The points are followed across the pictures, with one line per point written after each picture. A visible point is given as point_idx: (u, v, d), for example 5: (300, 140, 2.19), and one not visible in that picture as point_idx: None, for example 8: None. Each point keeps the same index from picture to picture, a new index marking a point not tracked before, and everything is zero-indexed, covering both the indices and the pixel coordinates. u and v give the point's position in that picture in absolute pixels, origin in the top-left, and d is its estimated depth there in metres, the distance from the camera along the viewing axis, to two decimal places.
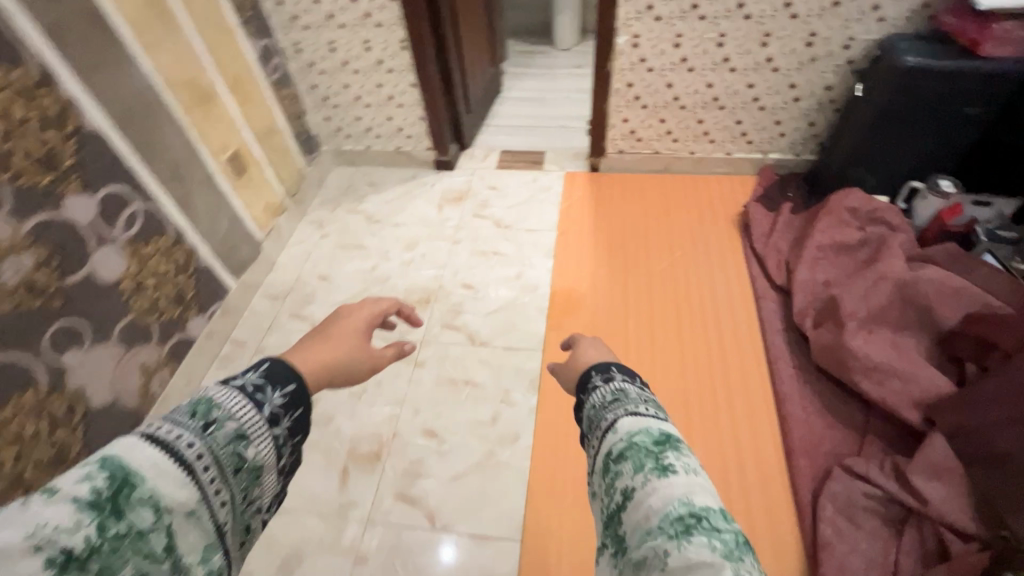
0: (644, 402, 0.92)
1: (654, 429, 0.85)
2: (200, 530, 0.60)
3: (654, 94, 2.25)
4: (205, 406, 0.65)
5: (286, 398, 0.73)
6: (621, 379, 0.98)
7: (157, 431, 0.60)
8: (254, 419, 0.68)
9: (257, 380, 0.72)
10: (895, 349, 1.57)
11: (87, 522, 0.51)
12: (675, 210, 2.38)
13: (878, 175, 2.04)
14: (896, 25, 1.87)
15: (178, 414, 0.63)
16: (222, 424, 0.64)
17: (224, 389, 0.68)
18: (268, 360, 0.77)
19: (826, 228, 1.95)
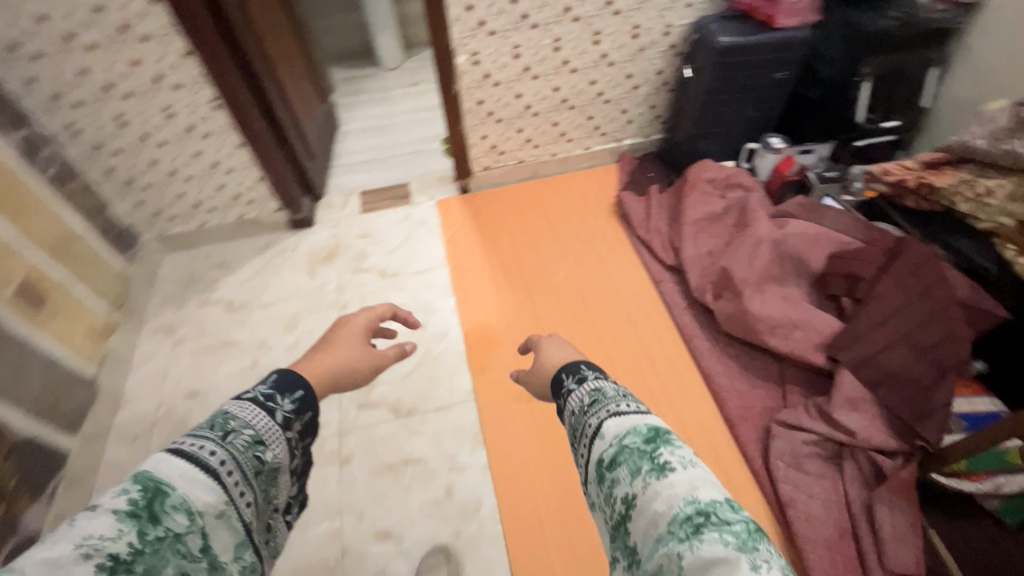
0: (623, 397, 0.83)
1: (642, 426, 0.76)
2: (229, 530, 0.68)
3: (505, 106, 2.21)
4: (221, 418, 0.73)
5: (294, 403, 0.82)
6: (595, 377, 0.90)
7: (182, 444, 0.67)
8: (268, 425, 0.77)
9: (266, 391, 0.81)
10: (786, 301, 1.72)
11: (128, 529, 0.58)
12: (554, 214, 2.38)
13: (719, 141, 2.26)
14: (701, 8, 2.04)
15: (199, 428, 0.70)
16: (239, 432, 0.72)
17: (240, 403, 0.76)
18: (275, 372, 0.87)
19: (695, 202, 2.09)
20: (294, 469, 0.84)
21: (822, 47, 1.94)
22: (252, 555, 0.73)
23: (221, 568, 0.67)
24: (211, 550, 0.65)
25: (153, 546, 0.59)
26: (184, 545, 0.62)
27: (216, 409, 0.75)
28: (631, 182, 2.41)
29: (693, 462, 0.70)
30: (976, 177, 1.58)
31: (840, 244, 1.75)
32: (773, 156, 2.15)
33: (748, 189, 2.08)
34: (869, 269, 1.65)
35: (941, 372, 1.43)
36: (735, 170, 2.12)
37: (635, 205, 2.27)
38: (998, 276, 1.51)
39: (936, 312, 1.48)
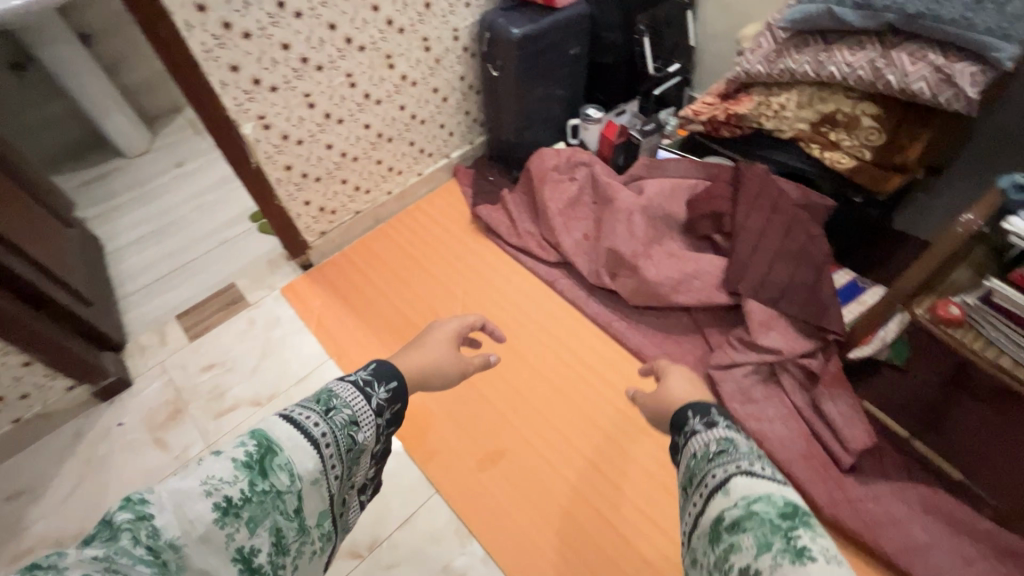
0: (752, 457, 0.96)
1: (776, 499, 0.85)
2: (317, 496, 0.82)
3: (319, 162, 1.91)
4: (325, 398, 0.91)
5: (388, 393, 1.00)
6: (723, 427, 1.05)
7: (294, 414, 0.84)
8: (363, 410, 0.94)
9: (367, 378, 0.99)
10: (673, 256, 1.79)
11: (242, 477, 0.72)
12: (420, 256, 2.16)
13: (541, 127, 2.27)
14: (478, 6, 1.99)
15: (307, 401, 0.87)
16: (338, 411, 0.89)
17: (343, 386, 0.95)
18: (376, 362, 1.04)
19: (550, 194, 2.07)
20: (374, 451, 1.00)
21: (605, 14, 2.07)
22: (329, 524, 0.88)
23: (306, 529, 0.81)
24: (303, 512, 0.80)
25: (260, 496, 0.72)
26: (284, 502, 0.76)
27: (322, 389, 0.93)
28: (478, 194, 2.32)
29: (826, 549, 0.77)
30: (767, 97, 1.81)
31: (691, 189, 1.89)
32: (595, 126, 2.24)
33: (589, 165, 2.13)
34: (724, 203, 1.79)
35: (817, 268, 1.64)
36: (571, 150, 2.16)
37: (493, 215, 2.18)
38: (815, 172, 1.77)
39: (790, 220, 1.70)
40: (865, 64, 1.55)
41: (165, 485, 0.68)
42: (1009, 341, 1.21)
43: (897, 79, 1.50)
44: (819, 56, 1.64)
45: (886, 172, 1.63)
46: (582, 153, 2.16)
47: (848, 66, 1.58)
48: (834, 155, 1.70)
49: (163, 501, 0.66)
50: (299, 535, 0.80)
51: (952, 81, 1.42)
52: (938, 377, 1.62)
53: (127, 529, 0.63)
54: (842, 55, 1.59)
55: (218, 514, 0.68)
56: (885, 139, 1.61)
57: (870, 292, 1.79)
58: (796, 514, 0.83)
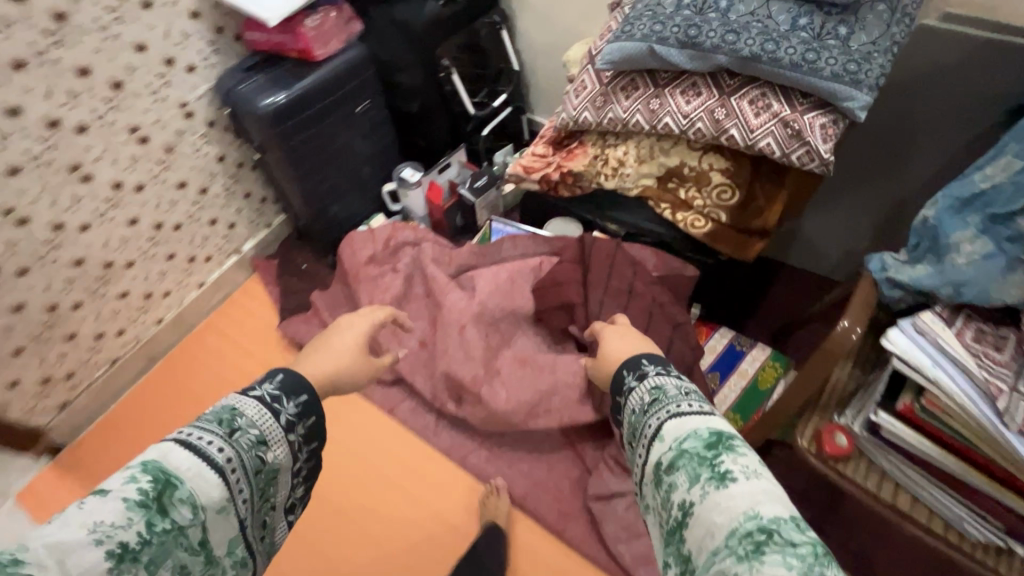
0: (684, 397, 0.82)
1: (702, 429, 0.76)
2: (228, 524, 0.67)
3: (11, 330, 1.33)
4: (228, 413, 0.71)
5: (300, 407, 0.77)
6: (658, 372, 0.88)
7: (189, 437, 0.66)
8: (273, 427, 0.73)
9: (273, 390, 0.76)
10: (525, 369, 1.44)
11: (136, 518, 0.59)
12: (217, 395, 1.65)
13: (347, 198, 1.80)
14: (209, 68, 1.44)
15: (205, 421, 0.69)
16: (245, 430, 0.70)
17: (249, 400, 0.73)
18: (281, 368, 0.80)
19: (371, 294, 1.64)
20: (300, 469, 0.78)
21: (393, 51, 1.60)
22: (245, 550, 0.71)
23: (216, 560, 0.67)
24: (215, 545, 0.66)
25: (160, 538, 0.60)
26: (189, 536, 0.63)
27: (224, 401, 0.73)
28: (286, 295, 1.81)
29: (755, 472, 0.70)
30: (602, 147, 1.48)
31: (535, 272, 1.54)
32: (417, 189, 1.80)
33: (415, 246, 1.71)
34: (574, 290, 1.46)
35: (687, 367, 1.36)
36: (389, 229, 1.73)
37: (305, 326, 1.70)
38: (668, 236, 1.47)
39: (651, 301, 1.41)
40: (703, 114, 1.24)
41: (39, 538, 0.56)
42: (903, 473, 1.00)
43: (740, 134, 1.21)
44: (650, 103, 1.31)
45: (744, 236, 1.35)
46: (404, 229, 1.73)
47: (683, 117, 1.27)
48: (686, 218, 1.40)
49: (41, 558, 0.54)
50: (209, 567, 0.66)
51: (803, 136, 1.14)
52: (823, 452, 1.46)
53: None
54: (676, 101, 1.27)
55: (110, 564, 0.57)
56: (737, 198, 1.34)
57: (748, 360, 1.55)
58: (724, 441, 0.74)
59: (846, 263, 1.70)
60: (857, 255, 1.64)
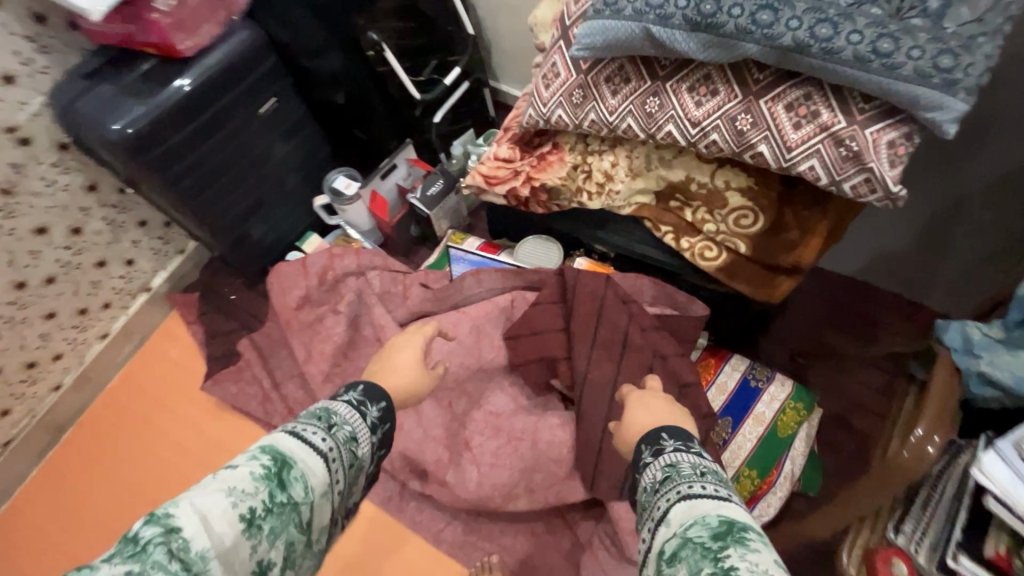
0: (700, 478, 0.79)
1: (711, 517, 0.71)
2: (329, 507, 0.75)
3: None
4: (325, 412, 0.82)
5: (381, 413, 0.89)
6: (673, 449, 0.87)
7: (299, 428, 0.77)
8: (359, 424, 0.84)
9: (358, 397, 0.88)
10: (499, 441, 1.19)
11: (261, 490, 0.68)
12: (137, 474, 1.39)
13: (272, 218, 1.45)
14: (36, 74, 1.10)
15: (307, 418, 0.80)
16: (341, 426, 0.81)
17: (338, 403, 0.85)
18: (359, 384, 0.92)
19: (307, 345, 1.34)
20: (370, 472, 0.86)
21: (300, 30, 1.21)
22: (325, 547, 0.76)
23: (315, 544, 0.74)
24: (319, 526, 0.73)
25: (279, 508, 0.68)
26: (301, 514, 0.70)
27: (319, 404, 0.84)
28: (213, 342, 1.49)
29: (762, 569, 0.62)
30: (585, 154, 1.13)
31: (506, 314, 1.24)
32: (359, 201, 1.45)
33: (359, 279, 1.39)
34: (555, 341, 1.17)
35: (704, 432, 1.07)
36: (325, 258, 1.39)
37: (234, 385, 1.39)
38: (670, 265, 1.16)
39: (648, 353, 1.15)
40: (720, 122, 0.90)
41: (187, 497, 0.65)
42: None
43: (774, 151, 0.87)
44: (646, 102, 0.96)
45: (768, 271, 1.05)
46: (346, 255, 1.41)
47: (693, 124, 0.92)
48: (694, 247, 1.09)
49: (188, 513, 0.63)
50: (308, 549, 0.73)
51: (860, 160, 0.82)
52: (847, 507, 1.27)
53: (157, 543, 0.60)
54: (683, 102, 0.92)
55: (242, 525, 0.65)
56: (761, 224, 1.02)
57: (763, 401, 1.31)
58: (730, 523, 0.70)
59: (879, 265, 1.41)
60: (895, 259, 1.35)
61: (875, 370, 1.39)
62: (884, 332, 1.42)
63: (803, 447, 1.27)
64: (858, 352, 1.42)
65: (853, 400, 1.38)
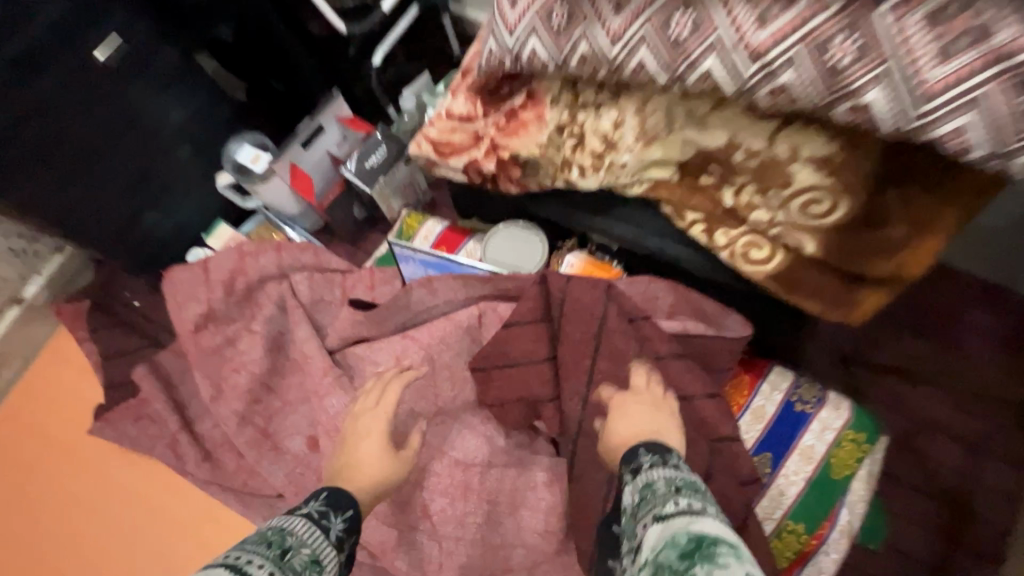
0: (676, 494, 0.58)
1: (684, 543, 0.50)
2: None
3: None
4: (276, 534, 0.58)
5: (347, 524, 0.67)
6: (648, 463, 0.64)
7: (241, 561, 0.52)
8: (322, 544, 0.61)
9: (319, 508, 0.66)
10: (468, 508, 0.89)
11: None
12: (28, 541, 1.11)
13: (166, 206, 1.11)
14: None
15: (250, 543, 0.55)
16: (297, 549, 0.57)
17: (292, 518, 0.62)
18: (320, 490, 0.71)
19: (216, 377, 1.02)
20: None
21: None
22: None
23: None
24: None
25: None
26: None
27: (267, 525, 0.60)
28: (109, 366, 1.16)
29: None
30: (576, 106, 0.77)
31: (471, 335, 0.92)
32: (277, 178, 1.07)
33: (281, 286, 1.04)
34: (538, 376, 0.86)
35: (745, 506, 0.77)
36: (233, 261, 1.05)
37: (134, 425, 1.08)
38: (698, 267, 0.82)
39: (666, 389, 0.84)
40: (802, 50, 0.53)
41: None
42: None
43: (891, 101, 0.52)
44: (673, 21, 0.59)
45: (845, 282, 0.72)
46: (262, 253, 1.06)
47: (752, 57, 0.55)
48: (734, 244, 0.76)
49: None
50: None
51: None
52: (915, 561, 1.00)
53: None
54: (738, 17, 0.55)
55: None
56: (842, 214, 0.67)
57: (811, 433, 1.00)
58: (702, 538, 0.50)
59: (966, 241, 1.06)
60: (993, 234, 0.99)
61: (951, 380, 1.08)
62: (963, 331, 1.10)
63: (865, 493, 0.98)
64: (930, 357, 1.10)
65: (923, 420, 1.07)
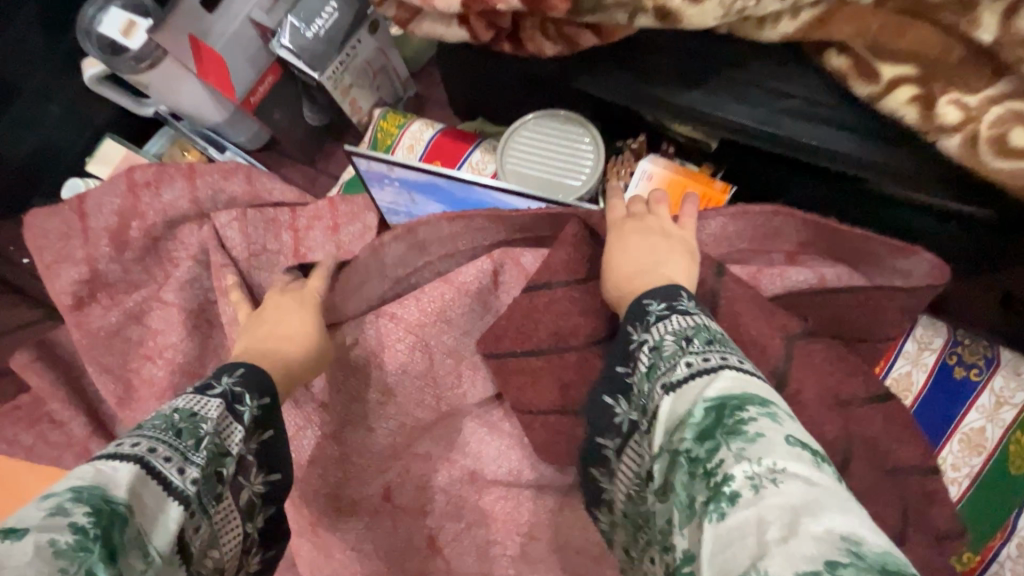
0: (686, 351, 0.38)
1: (699, 409, 0.34)
2: None
3: None
4: (186, 415, 0.39)
5: (262, 414, 0.44)
6: (655, 311, 0.42)
7: (127, 448, 0.36)
8: (242, 433, 0.41)
9: (234, 387, 0.43)
10: (495, 538, 0.62)
11: None
12: None
13: (17, 113, 0.75)
14: None
15: (148, 426, 0.38)
16: (213, 431, 0.39)
17: (198, 398, 0.41)
18: (243, 363, 0.46)
19: (126, 371, 0.72)
20: (259, 520, 0.43)
21: None
22: None
23: None
24: None
25: None
26: None
27: (176, 403, 0.40)
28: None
29: (776, 475, 0.29)
30: None
31: (483, 300, 0.62)
32: (170, 61, 0.70)
33: (199, 233, 0.70)
34: (592, 378, 0.55)
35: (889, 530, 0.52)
36: (122, 199, 0.71)
37: (30, 432, 0.79)
38: (879, 168, 0.48)
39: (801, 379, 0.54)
40: None
41: None
42: None
43: None
44: None
45: None
46: (162, 185, 0.72)
47: None
48: (976, 121, 0.41)
49: None
50: None
51: None
52: None
53: None
54: None
55: None
56: None
57: (978, 412, 0.69)
58: (722, 398, 0.33)
59: None
60: None
61: None
62: None
63: None
64: None
65: None
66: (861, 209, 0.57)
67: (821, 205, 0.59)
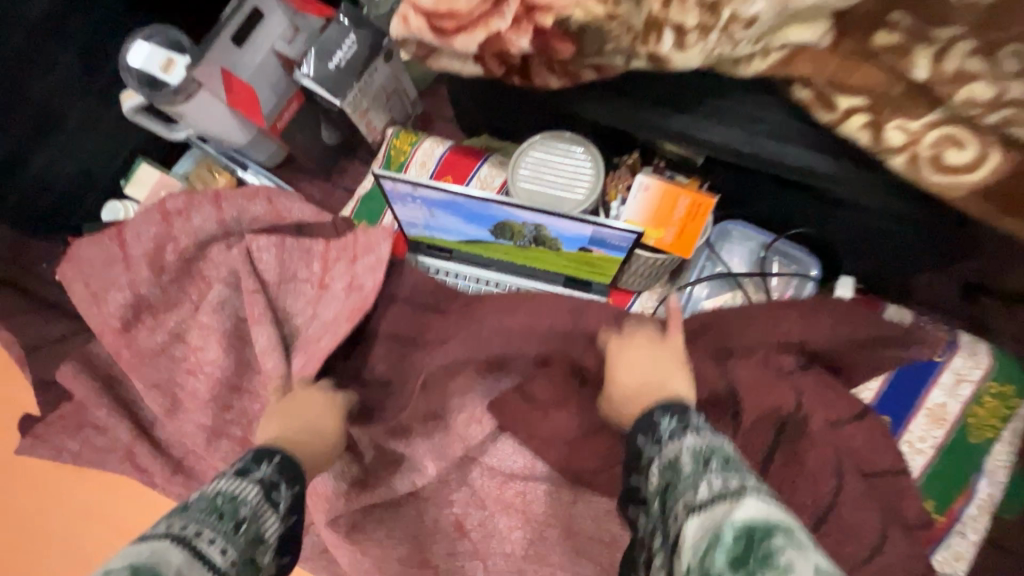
0: (706, 471, 0.44)
1: (727, 534, 0.37)
2: None
3: None
4: (223, 500, 0.46)
5: (294, 501, 0.53)
6: (675, 435, 0.49)
7: (176, 530, 0.42)
8: (269, 521, 0.49)
9: (268, 473, 0.52)
10: None
11: None
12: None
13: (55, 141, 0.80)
14: None
15: (190, 510, 0.44)
16: (246, 518, 0.46)
17: (238, 483, 0.49)
18: (276, 446, 0.56)
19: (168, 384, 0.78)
20: None
21: None
22: None
23: None
24: None
25: None
26: None
27: (211, 492, 0.47)
28: (31, 363, 0.86)
29: None
30: None
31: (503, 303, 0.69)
32: (205, 93, 0.77)
33: (231, 254, 0.77)
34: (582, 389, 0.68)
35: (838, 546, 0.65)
36: (157, 226, 0.79)
37: (76, 438, 0.85)
38: (841, 179, 0.56)
39: (755, 397, 0.67)
40: None
41: None
42: None
43: None
44: None
45: None
46: (192, 211, 0.79)
47: None
48: (918, 143, 0.49)
49: None
50: None
51: None
52: None
53: None
54: None
55: None
56: None
57: (940, 389, 0.78)
58: (745, 517, 0.37)
59: None
60: None
61: None
62: None
63: (1009, 458, 0.77)
64: None
65: None
66: (829, 210, 0.66)
67: (797, 205, 0.67)
